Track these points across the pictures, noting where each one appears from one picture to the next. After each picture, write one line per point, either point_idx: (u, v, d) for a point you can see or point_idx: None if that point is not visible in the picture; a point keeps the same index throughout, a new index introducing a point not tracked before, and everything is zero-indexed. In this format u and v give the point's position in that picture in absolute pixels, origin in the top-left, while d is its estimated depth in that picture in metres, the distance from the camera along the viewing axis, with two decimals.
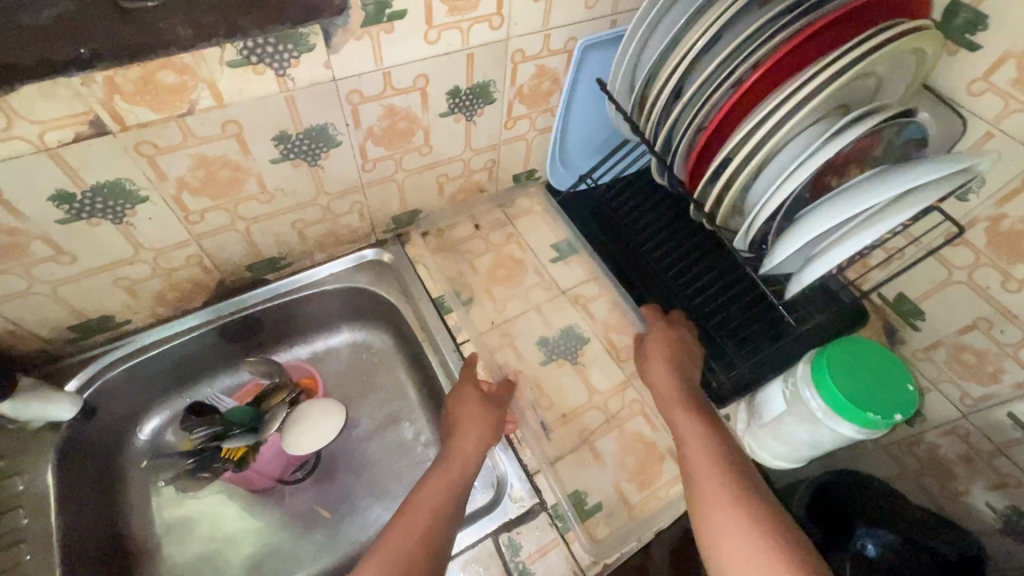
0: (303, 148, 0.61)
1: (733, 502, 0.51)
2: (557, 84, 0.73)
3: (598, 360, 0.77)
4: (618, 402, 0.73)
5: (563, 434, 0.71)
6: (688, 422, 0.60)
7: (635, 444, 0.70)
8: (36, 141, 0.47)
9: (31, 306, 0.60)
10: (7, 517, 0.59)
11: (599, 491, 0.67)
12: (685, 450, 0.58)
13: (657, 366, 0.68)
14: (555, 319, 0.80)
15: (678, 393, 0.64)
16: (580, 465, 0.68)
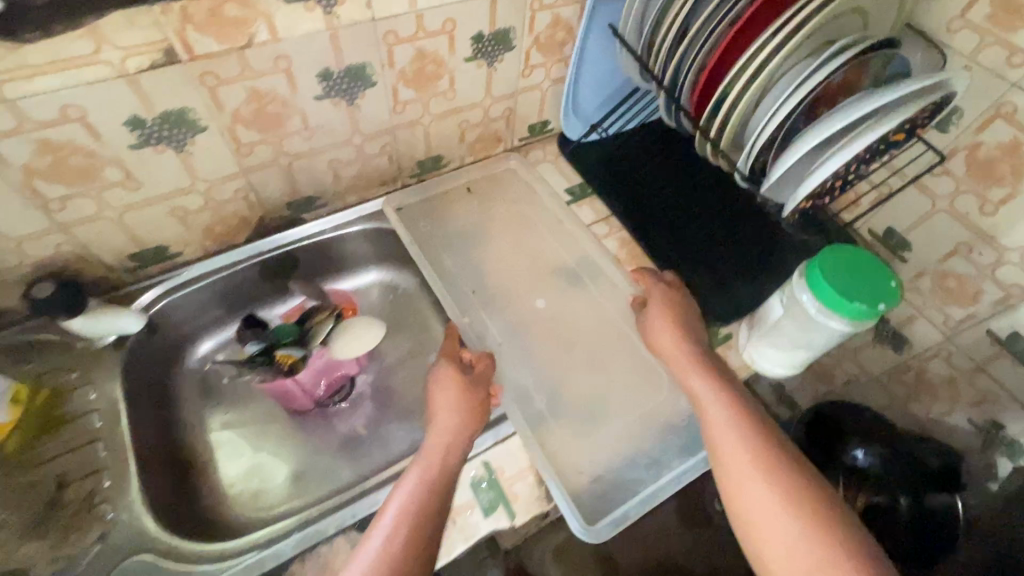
0: (343, 86, 0.67)
1: (762, 478, 0.52)
2: (570, 34, 0.79)
3: (598, 322, 0.80)
4: (619, 361, 0.76)
5: (565, 397, 0.73)
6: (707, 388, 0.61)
7: (645, 403, 0.72)
8: (118, 66, 0.53)
9: (99, 230, 0.66)
10: (83, 420, 0.66)
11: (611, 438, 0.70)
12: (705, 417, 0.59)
13: (658, 329, 0.69)
14: (544, 288, 0.83)
15: (693, 359, 0.64)
16: (589, 423, 0.71)
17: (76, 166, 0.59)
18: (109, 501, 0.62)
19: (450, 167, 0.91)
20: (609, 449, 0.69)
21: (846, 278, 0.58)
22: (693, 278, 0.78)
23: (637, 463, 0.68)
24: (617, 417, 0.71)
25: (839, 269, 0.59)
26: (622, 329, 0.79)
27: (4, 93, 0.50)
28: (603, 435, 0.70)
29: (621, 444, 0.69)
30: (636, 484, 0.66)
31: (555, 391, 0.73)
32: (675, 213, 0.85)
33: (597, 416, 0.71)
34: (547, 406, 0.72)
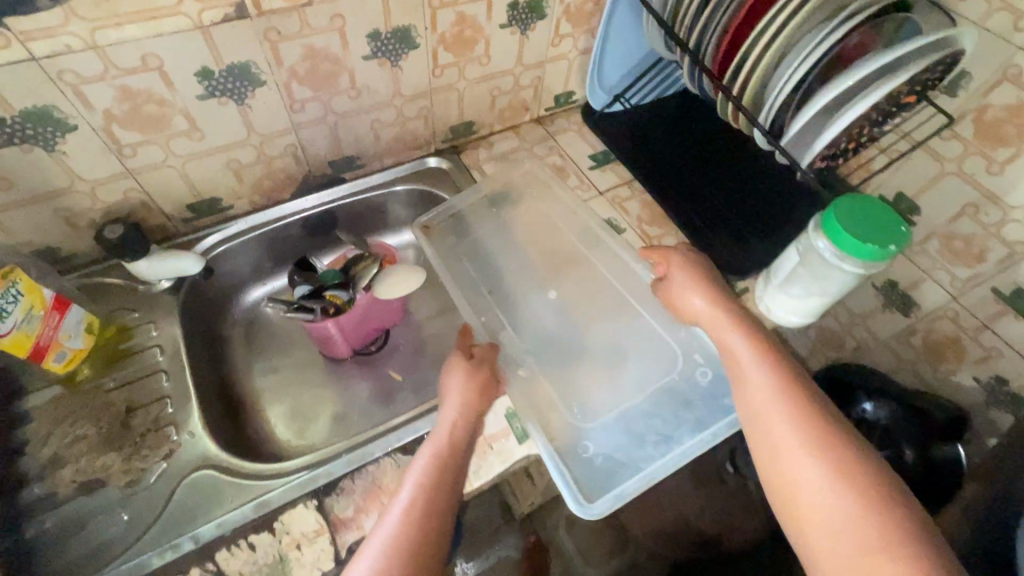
0: (390, 47, 0.72)
1: (805, 456, 0.48)
2: (598, 5, 0.84)
3: (613, 306, 0.80)
4: (629, 343, 0.76)
5: (575, 381, 0.73)
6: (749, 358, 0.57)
7: (654, 380, 0.72)
8: (195, 18, 0.58)
9: (163, 179, 0.71)
10: (147, 355, 0.72)
11: (619, 417, 0.69)
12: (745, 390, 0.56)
13: (689, 307, 0.67)
14: (556, 279, 0.83)
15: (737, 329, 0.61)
16: (597, 404, 0.71)
17: (150, 114, 0.64)
18: (173, 425, 0.67)
19: (480, 134, 0.95)
20: (617, 425, 0.69)
21: (863, 227, 0.63)
22: (711, 236, 0.83)
23: (643, 439, 0.67)
24: (626, 397, 0.71)
25: (856, 220, 0.63)
26: (637, 312, 0.79)
27: (97, 39, 0.55)
28: (610, 414, 0.70)
29: (629, 422, 0.69)
30: (641, 461, 0.65)
31: (567, 376, 0.73)
32: (694, 177, 0.89)
33: (605, 398, 0.71)
34: (557, 390, 0.72)
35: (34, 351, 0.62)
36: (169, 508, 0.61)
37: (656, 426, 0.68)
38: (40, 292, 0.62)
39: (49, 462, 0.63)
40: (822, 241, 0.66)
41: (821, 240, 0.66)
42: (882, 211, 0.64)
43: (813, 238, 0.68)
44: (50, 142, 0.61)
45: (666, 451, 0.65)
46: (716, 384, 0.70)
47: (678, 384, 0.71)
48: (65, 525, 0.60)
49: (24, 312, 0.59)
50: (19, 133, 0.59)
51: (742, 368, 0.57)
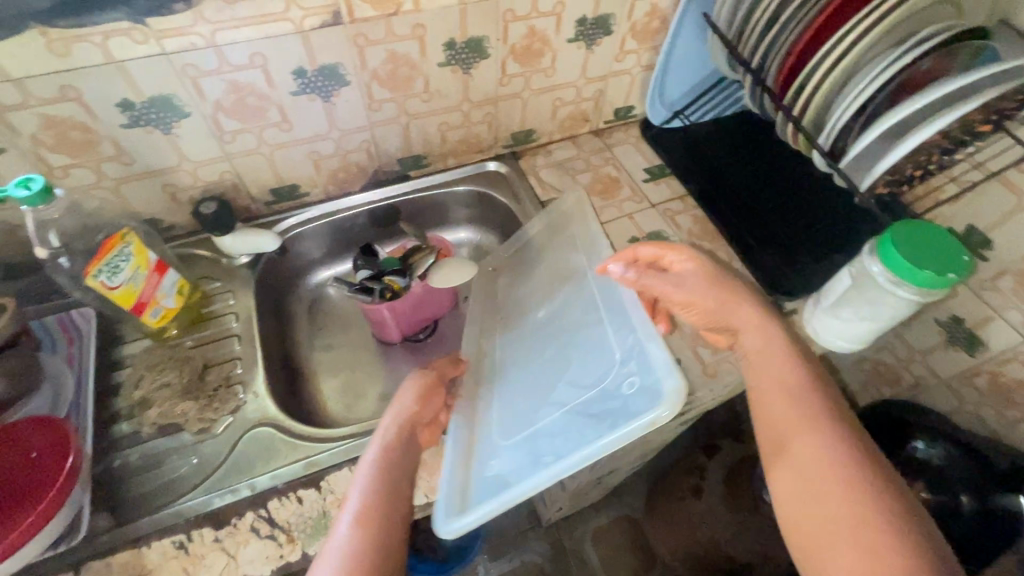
0: (463, 55, 0.78)
1: (843, 491, 0.45)
2: (664, 24, 0.87)
3: (578, 316, 0.70)
4: (581, 351, 0.66)
5: (515, 393, 0.67)
6: (784, 386, 0.53)
7: (579, 395, 0.61)
8: (298, 23, 0.66)
9: (252, 164, 0.79)
10: (224, 320, 0.80)
11: (535, 427, 0.60)
12: (775, 419, 0.52)
13: (695, 314, 0.67)
14: (546, 296, 0.76)
15: (776, 353, 0.57)
16: (519, 417, 0.63)
17: (250, 105, 0.72)
18: (241, 383, 0.75)
19: (540, 142, 0.99)
20: (530, 437, 0.59)
21: (921, 252, 0.62)
22: (762, 255, 0.83)
23: (540, 454, 0.56)
24: (551, 407, 0.61)
25: (913, 246, 0.62)
26: (598, 318, 0.67)
27: (216, 39, 0.64)
28: (527, 427, 0.61)
29: (537, 439, 0.59)
30: (527, 474, 0.54)
31: (511, 391, 0.67)
32: (749, 194, 0.90)
33: (531, 410, 0.63)
34: (501, 402, 0.66)
35: (137, 304, 0.70)
36: (232, 457, 0.68)
37: (558, 440, 0.57)
38: (147, 254, 0.70)
39: (138, 404, 0.71)
40: (876, 266, 0.65)
41: (875, 266, 0.66)
42: (942, 238, 0.63)
43: (867, 265, 0.67)
44: (167, 125, 0.70)
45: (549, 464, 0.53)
46: (636, 393, 0.56)
47: (603, 395, 0.59)
48: (147, 460, 0.68)
49: (132, 269, 0.68)
50: (144, 117, 0.68)
51: (774, 393, 0.54)
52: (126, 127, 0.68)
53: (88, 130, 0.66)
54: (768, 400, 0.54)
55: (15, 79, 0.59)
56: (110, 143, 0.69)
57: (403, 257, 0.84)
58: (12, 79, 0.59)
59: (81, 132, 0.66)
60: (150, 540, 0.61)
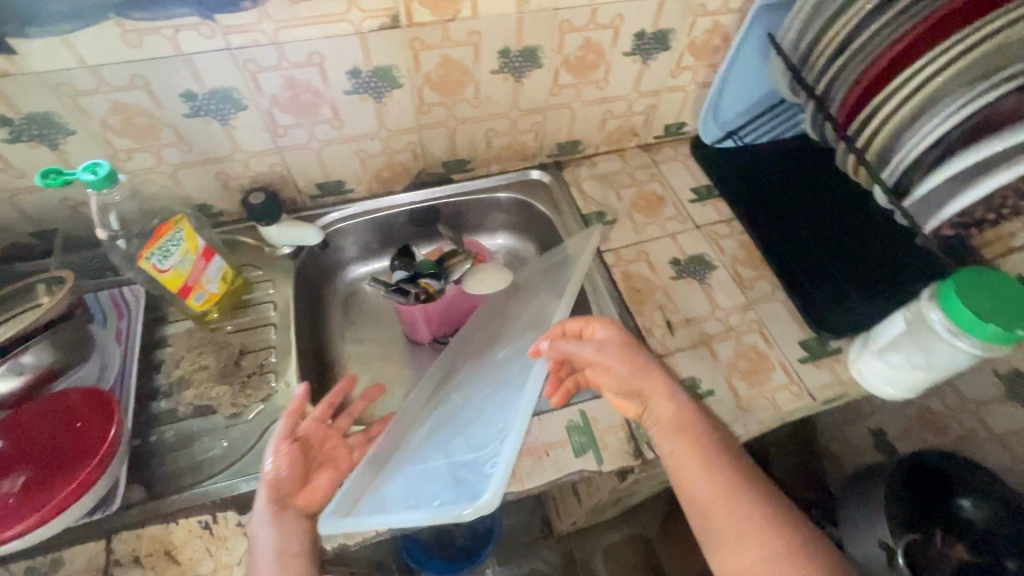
0: (516, 64, 0.77)
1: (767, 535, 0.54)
2: (725, 41, 0.84)
3: (509, 365, 0.67)
4: (489, 409, 0.63)
5: (427, 426, 0.66)
6: (698, 462, 0.58)
7: (471, 449, 0.60)
8: (357, 25, 0.67)
9: (302, 158, 0.81)
10: (263, 309, 0.82)
11: (419, 465, 0.60)
12: (699, 497, 0.58)
13: (606, 381, 0.65)
14: (507, 337, 0.74)
15: (688, 424, 0.61)
16: (412, 450, 0.62)
17: (305, 101, 0.73)
18: (274, 371, 0.76)
19: (585, 153, 0.98)
20: (413, 474, 0.59)
21: (986, 304, 0.58)
22: (807, 289, 0.80)
23: (408, 496, 0.57)
24: (440, 451, 0.61)
25: (977, 297, 0.58)
26: (517, 375, 0.64)
27: (278, 36, 0.65)
28: (421, 458, 0.61)
29: (422, 475, 0.59)
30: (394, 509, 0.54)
31: (440, 415, 0.67)
32: (799, 223, 0.86)
33: (423, 447, 0.62)
34: (428, 421, 0.66)
35: (183, 288, 0.72)
36: (261, 443, 0.70)
37: (426, 489, 0.57)
38: (196, 240, 0.72)
39: (176, 383, 0.74)
40: (936, 314, 0.61)
41: (934, 313, 0.61)
42: (1010, 289, 0.58)
43: (925, 311, 0.63)
44: (225, 116, 0.72)
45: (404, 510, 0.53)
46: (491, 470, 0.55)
47: (477, 459, 0.58)
48: (181, 439, 0.70)
49: (182, 253, 0.70)
50: (205, 108, 0.70)
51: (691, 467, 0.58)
52: (187, 116, 0.70)
53: (152, 117, 0.69)
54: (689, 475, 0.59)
55: (91, 65, 0.62)
56: (171, 131, 0.71)
57: (439, 260, 0.84)
58: (87, 66, 0.62)
59: (145, 118, 0.69)
60: (178, 517, 0.63)
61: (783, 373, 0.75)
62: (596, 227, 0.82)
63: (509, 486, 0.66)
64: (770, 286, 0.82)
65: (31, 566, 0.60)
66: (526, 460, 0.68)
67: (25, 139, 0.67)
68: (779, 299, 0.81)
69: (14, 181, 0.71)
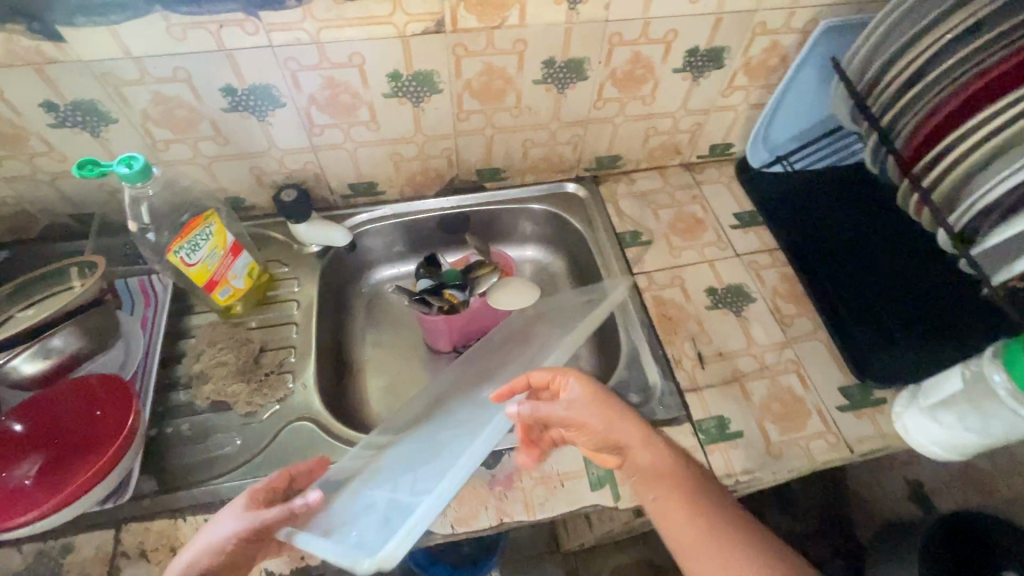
0: (561, 75, 0.75)
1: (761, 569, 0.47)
2: (783, 62, 0.80)
3: (479, 414, 0.64)
4: (443, 449, 0.59)
5: (384, 460, 0.62)
6: (686, 514, 0.52)
7: (413, 485, 0.55)
8: (400, 28, 0.65)
9: (336, 158, 0.80)
10: (286, 307, 0.81)
11: (358, 500, 0.56)
12: (683, 539, 0.51)
13: (588, 442, 0.60)
14: (493, 381, 0.71)
15: (668, 474, 0.55)
16: (360, 483, 0.58)
17: (342, 102, 0.72)
18: (292, 372, 0.76)
19: (624, 169, 0.94)
20: (348, 508, 0.55)
21: None
22: (853, 331, 0.75)
23: (346, 527, 0.52)
24: (384, 488, 0.56)
25: None
26: (479, 429, 0.60)
27: (321, 36, 0.64)
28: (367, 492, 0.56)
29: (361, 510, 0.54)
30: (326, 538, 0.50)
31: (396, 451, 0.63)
32: (850, 260, 0.81)
33: (369, 479, 0.59)
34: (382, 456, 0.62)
35: (209, 282, 0.72)
36: (273, 445, 0.69)
37: (354, 521, 0.53)
38: (225, 235, 0.72)
39: (196, 376, 0.74)
40: (999, 376, 0.57)
41: (997, 375, 0.57)
42: None
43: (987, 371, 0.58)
44: (263, 113, 0.71)
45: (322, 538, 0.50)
46: (416, 515, 0.50)
47: (410, 498, 0.53)
48: (195, 432, 0.70)
49: (210, 248, 0.70)
50: (244, 103, 0.70)
51: (669, 510, 0.53)
52: (225, 111, 0.70)
53: (192, 110, 0.69)
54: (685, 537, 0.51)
55: (135, 56, 0.62)
56: (210, 124, 0.71)
57: (466, 272, 0.83)
58: (131, 56, 0.62)
59: (185, 111, 0.69)
60: (186, 514, 0.63)
61: (820, 420, 0.70)
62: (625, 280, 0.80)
63: (520, 515, 0.64)
64: (812, 324, 0.78)
65: (42, 549, 0.61)
66: (540, 489, 0.65)
67: (69, 125, 0.68)
68: (821, 340, 0.76)
69: (58, 165, 0.72)
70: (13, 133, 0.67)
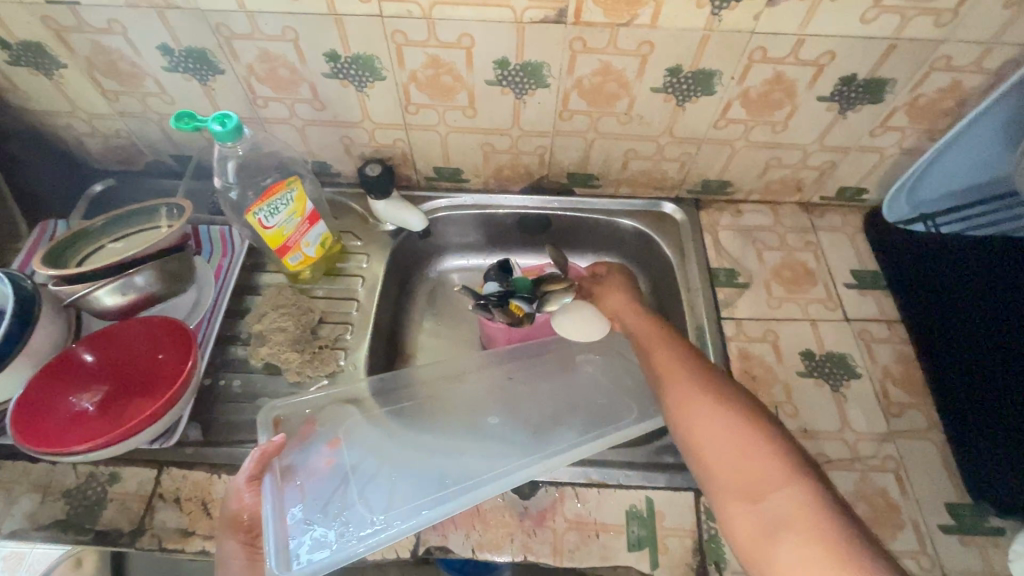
0: (685, 86, 0.66)
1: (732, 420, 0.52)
2: (959, 106, 0.67)
3: (477, 449, 0.65)
4: (422, 474, 0.63)
5: (378, 432, 0.67)
6: (685, 381, 0.57)
7: (375, 497, 0.61)
8: (518, 13, 0.60)
9: (427, 139, 0.77)
10: (351, 281, 0.80)
11: (336, 464, 0.63)
12: (675, 403, 0.56)
13: (615, 302, 0.72)
14: (514, 411, 0.70)
15: (681, 365, 0.59)
16: (352, 449, 0.65)
17: (442, 83, 0.68)
18: (345, 350, 0.74)
19: (731, 198, 0.84)
20: (320, 459, 0.63)
21: None
22: (982, 439, 0.62)
23: (308, 495, 0.60)
24: (356, 462, 0.63)
25: None
26: (463, 479, 0.62)
27: (433, 12, 0.60)
28: (347, 466, 0.63)
29: (328, 488, 0.61)
30: (288, 502, 0.59)
31: (396, 435, 0.67)
32: (1003, 351, 0.66)
33: (356, 452, 0.64)
34: (383, 434, 0.67)
35: (282, 247, 0.72)
36: None
37: (311, 501, 0.60)
38: (305, 203, 0.71)
39: (255, 335, 0.74)
40: None
41: None
42: None
43: None
44: (362, 84, 0.69)
45: (284, 497, 0.59)
46: (348, 526, 0.58)
47: (358, 501, 0.60)
48: (246, 391, 0.71)
49: (288, 214, 0.70)
50: (345, 71, 0.67)
51: (676, 379, 0.57)
52: (327, 77, 0.68)
53: (295, 72, 0.68)
54: (687, 406, 0.55)
55: (249, 11, 0.61)
56: (309, 87, 0.70)
57: (538, 283, 0.78)
58: (246, 11, 0.61)
59: (288, 72, 0.68)
60: (222, 471, 0.64)
61: (914, 536, 0.59)
62: (713, 335, 0.72)
63: (546, 557, 0.59)
64: (925, 421, 0.66)
65: (93, 473, 0.64)
66: (572, 534, 0.60)
67: (181, 70, 0.68)
68: (934, 441, 0.64)
69: (166, 107, 0.74)
70: (132, 72, 0.69)
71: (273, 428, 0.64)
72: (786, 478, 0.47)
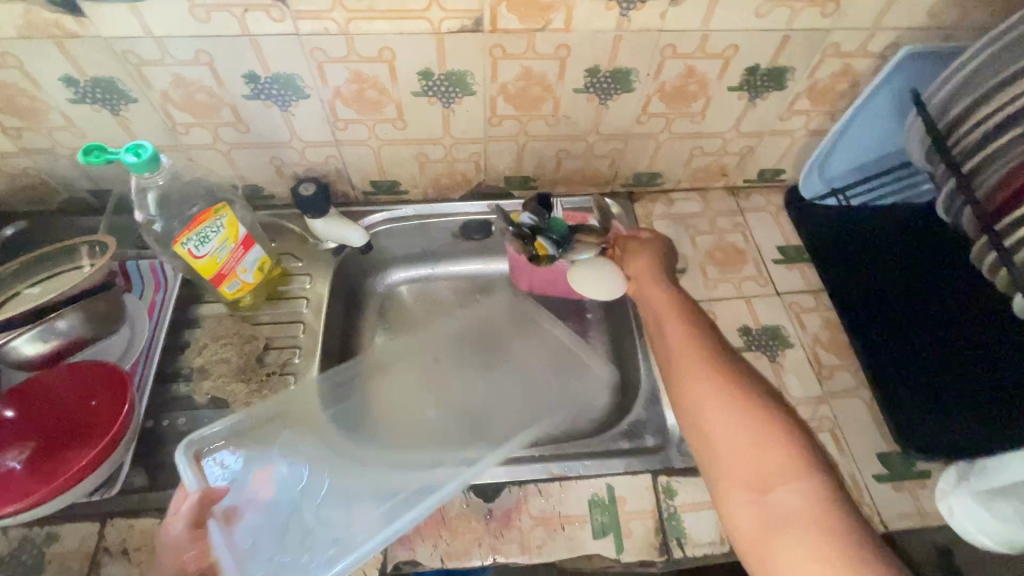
0: (604, 85, 0.69)
1: (745, 411, 0.52)
2: (853, 88, 0.72)
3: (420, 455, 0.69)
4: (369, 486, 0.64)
5: (316, 446, 0.67)
6: (700, 367, 0.57)
7: (325, 517, 0.61)
8: (435, 24, 0.61)
9: (358, 153, 0.76)
10: (295, 304, 0.78)
11: (276, 487, 0.63)
12: (693, 389, 0.56)
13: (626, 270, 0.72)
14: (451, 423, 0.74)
15: (696, 351, 0.58)
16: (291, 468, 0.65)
17: (369, 97, 0.68)
18: (295, 374, 0.73)
19: (662, 188, 0.87)
20: (260, 490, 0.63)
21: None
22: (901, 391, 0.68)
23: (255, 527, 0.60)
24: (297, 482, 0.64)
25: None
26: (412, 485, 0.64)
27: (351, 28, 0.60)
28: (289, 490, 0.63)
29: (274, 514, 0.61)
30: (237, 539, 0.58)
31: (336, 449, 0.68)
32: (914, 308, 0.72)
33: (294, 470, 0.65)
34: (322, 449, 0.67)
35: (217, 275, 0.70)
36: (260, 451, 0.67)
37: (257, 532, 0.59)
38: (238, 228, 0.69)
39: (197, 370, 0.71)
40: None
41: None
42: None
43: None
44: (286, 104, 0.68)
45: (230, 534, 0.58)
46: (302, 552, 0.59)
47: (308, 524, 0.61)
48: (191, 429, 0.68)
49: (220, 240, 0.68)
50: (266, 92, 0.66)
51: (691, 365, 0.57)
52: (247, 98, 0.67)
53: (212, 95, 0.66)
54: (703, 391, 0.55)
55: (157, 36, 0.59)
56: (230, 110, 0.68)
57: (572, 230, 0.76)
58: (153, 37, 0.59)
59: (206, 96, 0.66)
60: None
61: (852, 488, 0.63)
62: None
63: (515, 556, 0.59)
64: (854, 380, 0.71)
65: (26, 536, 0.59)
66: (538, 530, 0.61)
67: (89, 101, 0.65)
68: (863, 398, 0.69)
69: (75, 140, 0.70)
70: (33, 106, 0.65)
71: (197, 458, 0.62)
72: (800, 470, 0.48)
